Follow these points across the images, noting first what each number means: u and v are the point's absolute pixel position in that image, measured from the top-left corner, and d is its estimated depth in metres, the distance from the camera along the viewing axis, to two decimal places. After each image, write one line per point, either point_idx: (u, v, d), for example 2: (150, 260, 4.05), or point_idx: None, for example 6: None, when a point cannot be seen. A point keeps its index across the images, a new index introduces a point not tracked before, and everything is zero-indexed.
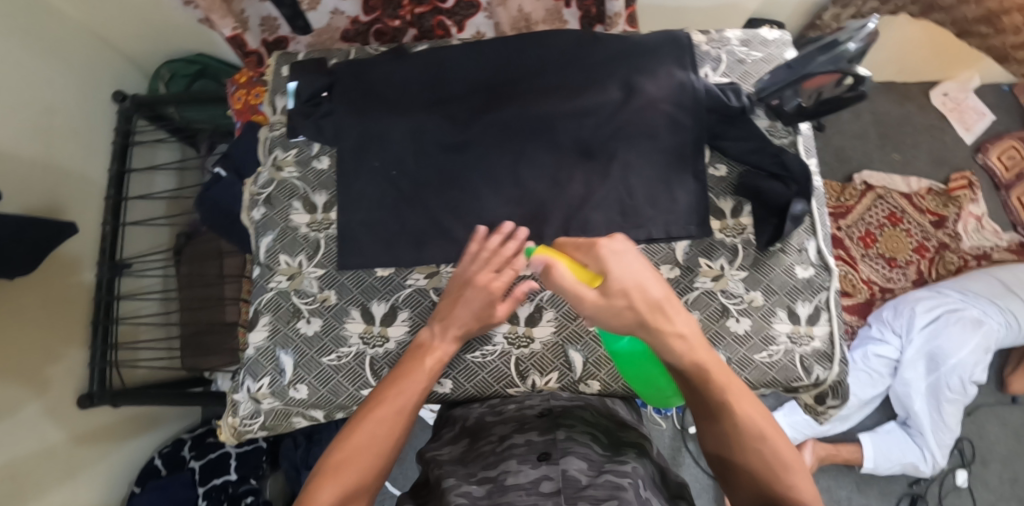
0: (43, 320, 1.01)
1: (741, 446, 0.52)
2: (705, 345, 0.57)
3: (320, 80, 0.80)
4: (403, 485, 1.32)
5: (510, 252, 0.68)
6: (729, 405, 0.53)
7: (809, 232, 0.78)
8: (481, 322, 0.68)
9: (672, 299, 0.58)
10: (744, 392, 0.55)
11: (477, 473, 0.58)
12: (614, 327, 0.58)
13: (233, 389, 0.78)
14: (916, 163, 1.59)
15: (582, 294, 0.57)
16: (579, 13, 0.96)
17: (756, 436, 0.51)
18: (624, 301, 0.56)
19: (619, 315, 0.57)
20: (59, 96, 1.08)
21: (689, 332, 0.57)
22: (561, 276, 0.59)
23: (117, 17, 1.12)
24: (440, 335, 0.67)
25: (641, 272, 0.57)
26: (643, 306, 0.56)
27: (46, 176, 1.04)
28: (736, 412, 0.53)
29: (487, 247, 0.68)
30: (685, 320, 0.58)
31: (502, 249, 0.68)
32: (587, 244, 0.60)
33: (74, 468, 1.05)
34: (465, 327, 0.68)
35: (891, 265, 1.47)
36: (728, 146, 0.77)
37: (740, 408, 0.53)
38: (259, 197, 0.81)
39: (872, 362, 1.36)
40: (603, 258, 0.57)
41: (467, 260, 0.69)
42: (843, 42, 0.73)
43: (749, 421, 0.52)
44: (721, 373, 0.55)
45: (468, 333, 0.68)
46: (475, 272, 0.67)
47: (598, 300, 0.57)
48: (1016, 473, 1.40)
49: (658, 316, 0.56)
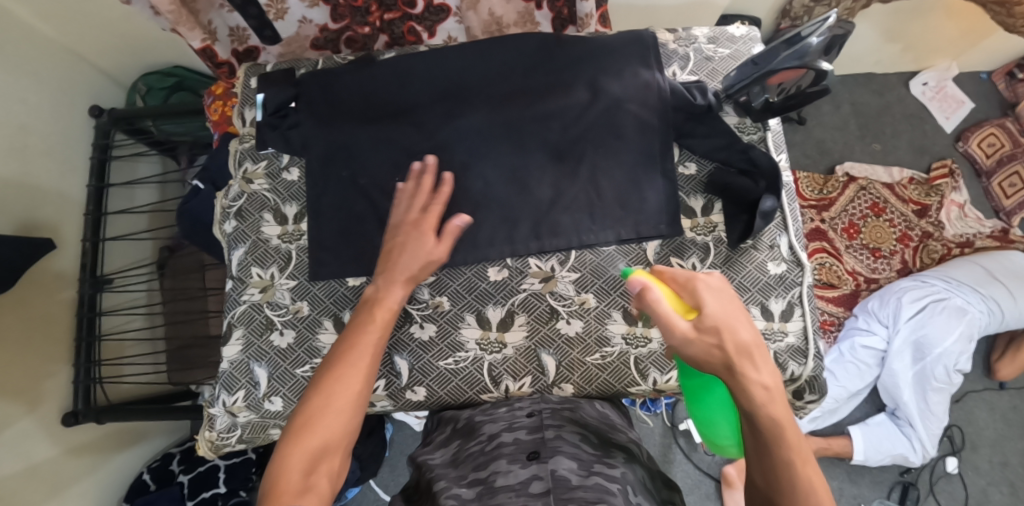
0: (23, 340, 1.00)
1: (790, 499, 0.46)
2: (785, 400, 0.50)
3: (286, 90, 0.79)
4: (394, 491, 1.31)
5: (429, 186, 0.71)
6: (792, 461, 0.47)
7: (780, 228, 0.78)
8: (424, 267, 0.69)
9: (763, 348, 0.50)
10: (810, 456, 0.49)
11: (467, 475, 0.58)
12: (698, 365, 0.52)
13: (208, 404, 0.77)
14: (897, 152, 1.59)
15: (672, 324, 0.52)
16: (551, 14, 0.95)
17: (811, 500, 0.46)
18: (713, 340, 0.50)
19: (705, 352, 0.50)
20: (32, 114, 1.06)
21: (773, 385, 0.49)
22: (655, 301, 0.54)
23: (88, 31, 1.12)
24: (385, 286, 0.67)
25: (735, 309, 0.51)
26: (733, 350, 0.50)
27: (21, 194, 1.02)
28: (797, 473, 0.47)
29: (413, 191, 0.71)
30: (773, 374, 0.50)
31: (424, 188, 0.71)
32: (685, 274, 0.56)
33: (58, 487, 1.04)
34: (409, 273, 0.68)
35: (875, 256, 1.47)
36: (695, 143, 0.78)
37: (803, 471, 0.47)
38: (230, 210, 0.81)
39: (859, 353, 1.35)
40: (699, 292, 0.53)
41: (397, 207, 0.71)
42: (805, 37, 0.73)
43: (810, 486, 0.46)
44: (791, 428, 0.49)
45: (414, 278, 0.68)
46: (403, 215, 0.70)
47: (688, 332, 0.51)
48: (1006, 457, 1.40)
49: (747, 362, 0.50)
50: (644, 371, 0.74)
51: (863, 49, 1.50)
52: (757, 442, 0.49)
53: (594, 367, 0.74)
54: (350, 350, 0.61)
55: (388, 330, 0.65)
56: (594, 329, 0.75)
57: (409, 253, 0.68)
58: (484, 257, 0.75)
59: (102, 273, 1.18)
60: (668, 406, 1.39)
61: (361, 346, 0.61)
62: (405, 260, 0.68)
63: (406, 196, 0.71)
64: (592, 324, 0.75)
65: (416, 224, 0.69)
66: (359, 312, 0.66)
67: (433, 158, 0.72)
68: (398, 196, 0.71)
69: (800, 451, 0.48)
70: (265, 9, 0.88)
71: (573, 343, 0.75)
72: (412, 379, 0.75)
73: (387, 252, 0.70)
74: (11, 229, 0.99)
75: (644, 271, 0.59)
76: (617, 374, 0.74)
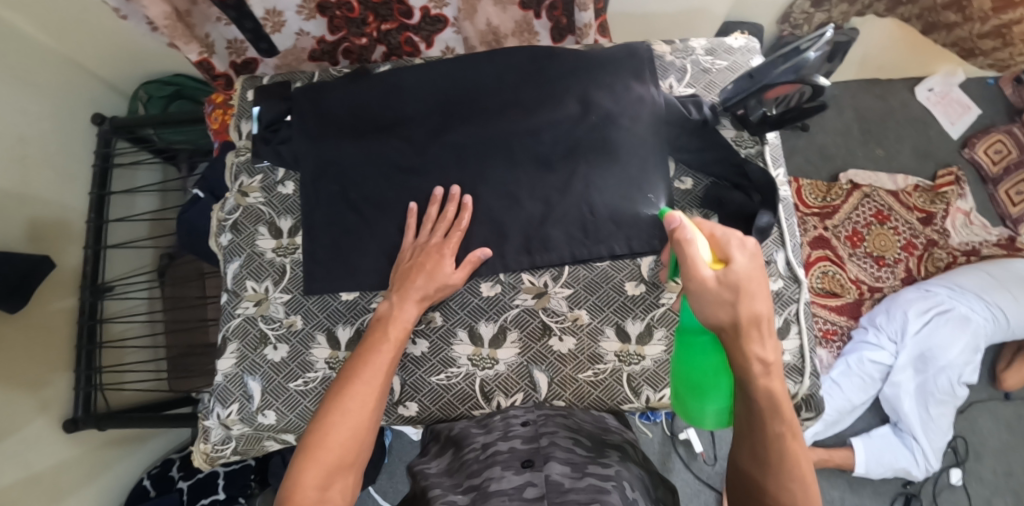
0: (19, 351, 0.98)
1: (778, 467, 0.50)
2: (781, 376, 0.53)
3: (279, 106, 0.81)
4: (393, 499, 1.31)
5: (452, 213, 0.73)
6: (781, 434, 0.51)
7: (777, 243, 0.78)
8: (440, 290, 0.70)
9: (771, 323, 0.53)
10: (798, 428, 0.52)
11: (462, 483, 0.56)
12: (705, 317, 0.53)
13: (203, 416, 0.77)
14: (901, 158, 1.57)
15: (698, 269, 0.52)
16: (550, 24, 0.92)
17: (794, 470, 0.50)
18: (731, 299, 0.51)
19: (718, 308, 0.52)
20: (33, 125, 1.06)
21: (772, 361, 0.52)
22: (689, 241, 0.53)
23: (88, 39, 1.12)
24: (399, 305, 0.68)
25: (761, 279, 0.52)
26: (746, 318, 0.51)
27: (22, 206, 1.02)
28: (786, 446, 0.50)
29: (435, 212, 0.74)
30: (774, 350, 0.53)
31: (446, 213, 0.73)
32: (725, 229, 0.55)
33: (59, 494, 1.03)
34: (422, 293, 0.69)
35: (879, 264, 1.45)
36: (690, 157, 0.77)
37: (791, 445, 0.50)
38: (226, 223, 0.82)
39: (866, 367, 1.33)
40: (732, 248, 0.53)
41: (414, 234, 0.75)
42: (805, 50, 0.71)
43: (794, 457, 0.50)
44: (785, 402, 0.52)
45: (426, 300, 0.70)
46: (426, 240, 0.73)
47: (710, 282, 0.51)
48: (1011, 468, 1.38)
49: (753, 332, 0.51)
50: (637, 389, 0.74)
51: (866, 55, 1.48)
52: (748, 407, 0.52)
53: (586, 383, 0.74)
54: (366, 362, 0.61)
55: (401, 347, 0.66)
56: (587, 345, 0.75)
57: (425, 276, 0.69)
58: (475, 272, 0.75)
59: (103, 280, 1.17)
60: (668, 415, 1.37)
61: (376, 362, 0.61)
62: (422, 281, 0.69)
63: (425, 222, 0.74)
64: (585, 342, 0.75)
65: (436, 247, 0.71)
66: (374, 329, 0.66)
67: (457, 188, 0.74)
68: (411, 222, 0.74)
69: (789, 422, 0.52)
70: (262, 23, 0.88)
71: (566, 359, 0.75)
72: (404, 394, 0.75)
73: (406, 271, 0.71)
74: (12, 239, 0.99)
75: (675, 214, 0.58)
76: (609, 391, 0.74)
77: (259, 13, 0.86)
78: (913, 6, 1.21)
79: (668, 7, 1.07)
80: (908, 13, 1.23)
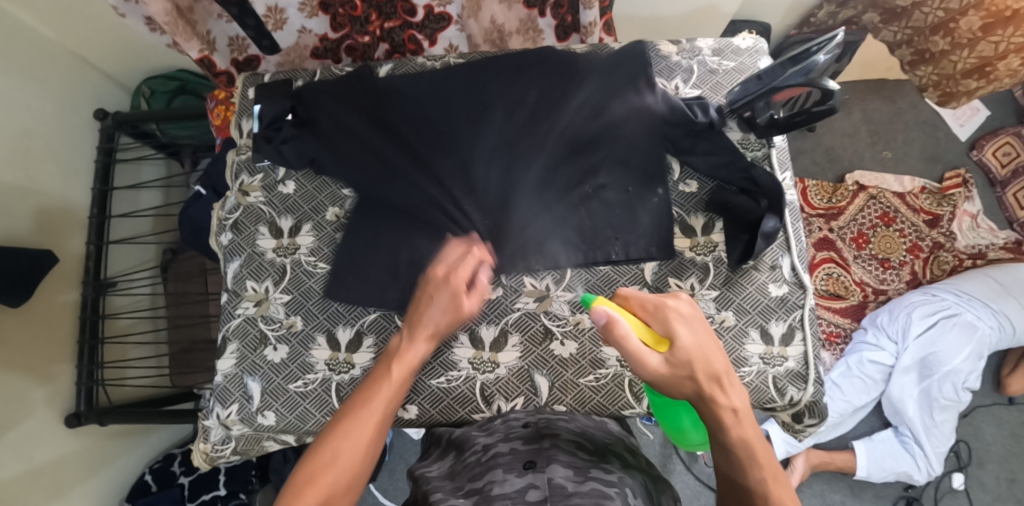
0: (23, 344, 0.98)
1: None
2: (753, 421, 0.53)
3: (282, 103, 0.80)
4: (395, 497, 1.30)
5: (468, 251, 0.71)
6: (764, 478, 0.49)
7: (783, 248, 0.78)
8: (448, 321, 0.68)
9: (732, 373, 0.54)
10: (782, 475, 0.50)
11: (463, 486, 0.55)
12: (673, 395, 0.55)
13: (202, 416, 0.77)
14: (908, 160, 1.55)
15: (645, 359, 0.53)
16: (554, 22, 0.92)
17: None
18: (686, 371, 0.53)
19: (678, 384, 0.54)
20: (35, 119, 1.05)
21: (741, 407, 0.53)
22: (624, 335, 0.54)
23: (92, 33, 1.12)
24: (408, 340, 0.68)
25: (708, 340, 0.54)
26: (704, 378, 0.53)
27: (24, 201, 1.01)
28: (770, 492, 0.48)
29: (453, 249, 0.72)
30: (742, 396, 0.54)
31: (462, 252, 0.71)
32: (655, 302, 0.56)
33: (58, 490, 1.02)
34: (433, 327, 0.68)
35: (884, 266, 1.44)
36: (696, 161, 0.77)
37: (774, 489, 0.48)
38: (226, 223, 0.82)
39: (867, 368, 1.32)
40: (670, 321, 0.54)
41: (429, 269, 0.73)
42: (813, 54, 0.72)
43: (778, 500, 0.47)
44: (762, 449, 0.51)
45: (435, 334, 0.68)
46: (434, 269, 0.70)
47: (660, 368, 0.53)
48: (1013, 473, 1.37)
49: (714, 388, 0.53)
50: (639, 394, 0.74)
51: (875, 57, 1.47)
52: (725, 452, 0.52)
53: (588, 388, 0.74)
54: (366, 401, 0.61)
55: (403, 386, 0.64)
56: (588, 350, 0.75)
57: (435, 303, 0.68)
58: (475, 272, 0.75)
59: (105, 276, 1.17)
60: None
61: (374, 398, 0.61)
62: (431, 314, 0.68)
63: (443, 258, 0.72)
64: (586, 346, 0.75)
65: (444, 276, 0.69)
66: (382, 364, 0.66)
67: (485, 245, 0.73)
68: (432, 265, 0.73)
69: (773, 469, 0.50)
70: (264, 20, 0.87)
71: (567, 363, 0.75)
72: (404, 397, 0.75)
73: (417, 303, 0.70)
74: (16, 230, 0.98)
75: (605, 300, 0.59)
76: (611, 396, 0.74)
77: (260, 9, 0.85)
78: (933, 69, 1.19)
79: (674, 7, 1.06)
80: (925, 78, 1.22)
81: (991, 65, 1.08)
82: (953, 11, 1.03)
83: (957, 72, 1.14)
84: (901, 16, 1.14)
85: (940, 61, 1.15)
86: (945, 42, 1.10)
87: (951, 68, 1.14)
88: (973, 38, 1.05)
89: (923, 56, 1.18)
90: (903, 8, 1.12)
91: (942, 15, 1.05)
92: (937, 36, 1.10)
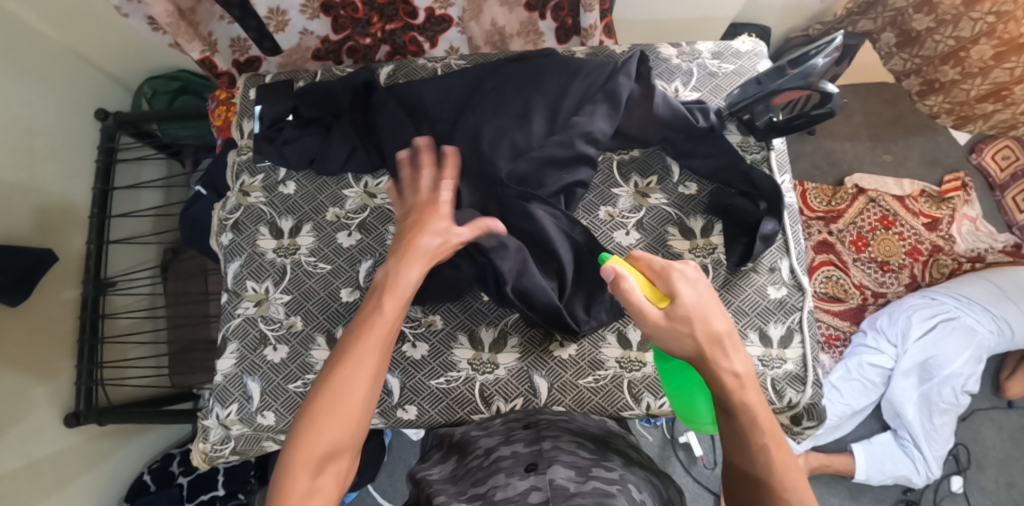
0: (24, 342, 0.98)
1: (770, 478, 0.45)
2: (757, 388, 0.50)
3: (281, 105, 0.83)
4: (393, 498, 1.30)
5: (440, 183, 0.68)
6: (766, 445, 0.47)
7: (782, 250, 0.78)
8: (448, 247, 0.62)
9: (735, 337, 0.51)
10: (786, 442, 0.48)
11: (466, 491, 0.55)
12: (672, 353, 0.53)
13: (202, 416, 0.77)
14: (909, 164, 1.55)
15: (645, 312, 0.52)
16: (554, 24, 0.92)
17: (784, 483, 0.45)
18: (686, 328, 0.51)
19: (677, 342, 0.51)
20: (38, 119, 1.05)
21: (744, 372, 0.50)
22: (628, 290, 0.54)
23: (93, 33, 1.12)
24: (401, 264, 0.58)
25: (710, 301, 0.52)
26: (704, 339, 0.50)
27: (28, 199, 1.01)
28: (772, 456, 0.46)
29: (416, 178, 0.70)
30: (744, 361, 0.51)
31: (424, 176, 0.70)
32: (662, 262, 0.55)
33: (58, 486, 1.02)
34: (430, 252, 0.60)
35: (883, 269, 1.44)
36: (697, 163, 0.79)
37: (777, 457, 0.46)
38: (227, 223, 0.83)
39: (866, 371, 1.32)
40: (673, 280, 0.53)
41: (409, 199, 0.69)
42: (813, 57, 0.75)
43: (780, 469, 0.45)
44: (764, 414, 0.48)
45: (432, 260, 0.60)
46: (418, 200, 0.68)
47: (660, 321, 0.52)
48: (1013, 478, 1.37)
49: (716, 351, 0.50)
50: (638, 395, 0.74)
51: (875, 61, 1.47)
52: (730, 428, 0.49)
53: (587, 389, 0.74)
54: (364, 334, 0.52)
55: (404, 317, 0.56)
56: (588, 352, 0.75)
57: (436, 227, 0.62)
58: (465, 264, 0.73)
59: (105, 275, 1.17)
60: (669, 418, 1.36)
61: (373, 332, 0.52)
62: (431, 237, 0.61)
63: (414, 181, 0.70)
64: (586, 348, 0.76)
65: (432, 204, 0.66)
66: (370, 298, 0.56)
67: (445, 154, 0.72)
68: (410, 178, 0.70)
69: (776, 436, 0.48)
70: (266, 22, 0.87)
71: (566, 365, 0.75)
72: (404, 397, 0.75)
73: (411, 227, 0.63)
74: (19, 228, 0.99)
75: (617, 261, 0.59)
76: (609, 397, 0.74)
77: (263, 12, 0.85)
78: (944, 99, 1.24)
79: (675, 11, 1.06)
80: (938, 106, 1.27)
81: (1006, 89, 1.11)
82: (964, 39, 1.07)
83: (971, 99, 1.19)
84: (915, 41, 1.17)
85: (952, 89, 1.20)
86: (955, 71, 1.14)
87: (964, 96, 1.19)
88: (985, 67, 1.09)
89: (933, 86, 1.23)
90: (916, 35, 1.15)
91: (953, 44, 1.09)
92: (947, 65, 1.15)
